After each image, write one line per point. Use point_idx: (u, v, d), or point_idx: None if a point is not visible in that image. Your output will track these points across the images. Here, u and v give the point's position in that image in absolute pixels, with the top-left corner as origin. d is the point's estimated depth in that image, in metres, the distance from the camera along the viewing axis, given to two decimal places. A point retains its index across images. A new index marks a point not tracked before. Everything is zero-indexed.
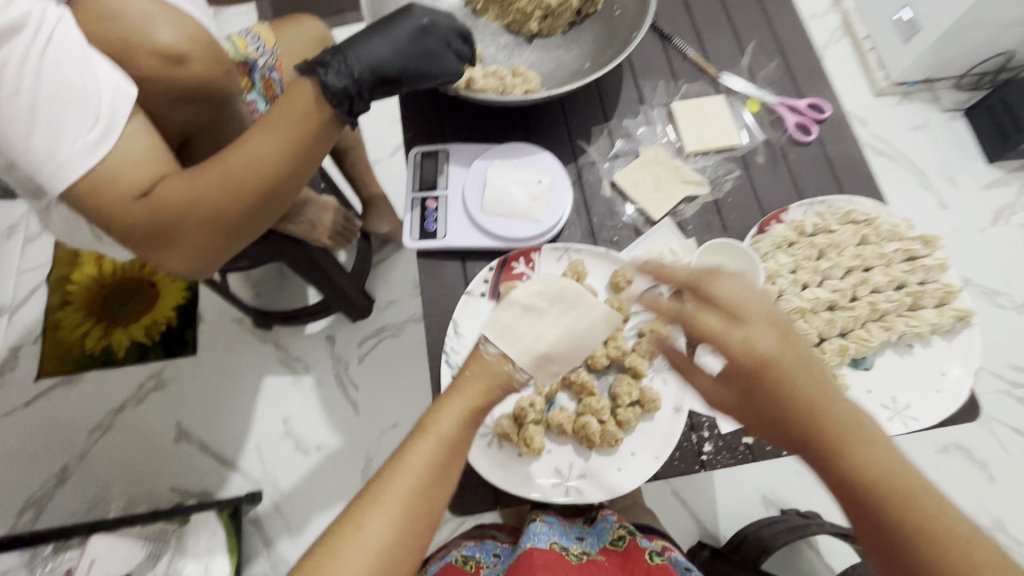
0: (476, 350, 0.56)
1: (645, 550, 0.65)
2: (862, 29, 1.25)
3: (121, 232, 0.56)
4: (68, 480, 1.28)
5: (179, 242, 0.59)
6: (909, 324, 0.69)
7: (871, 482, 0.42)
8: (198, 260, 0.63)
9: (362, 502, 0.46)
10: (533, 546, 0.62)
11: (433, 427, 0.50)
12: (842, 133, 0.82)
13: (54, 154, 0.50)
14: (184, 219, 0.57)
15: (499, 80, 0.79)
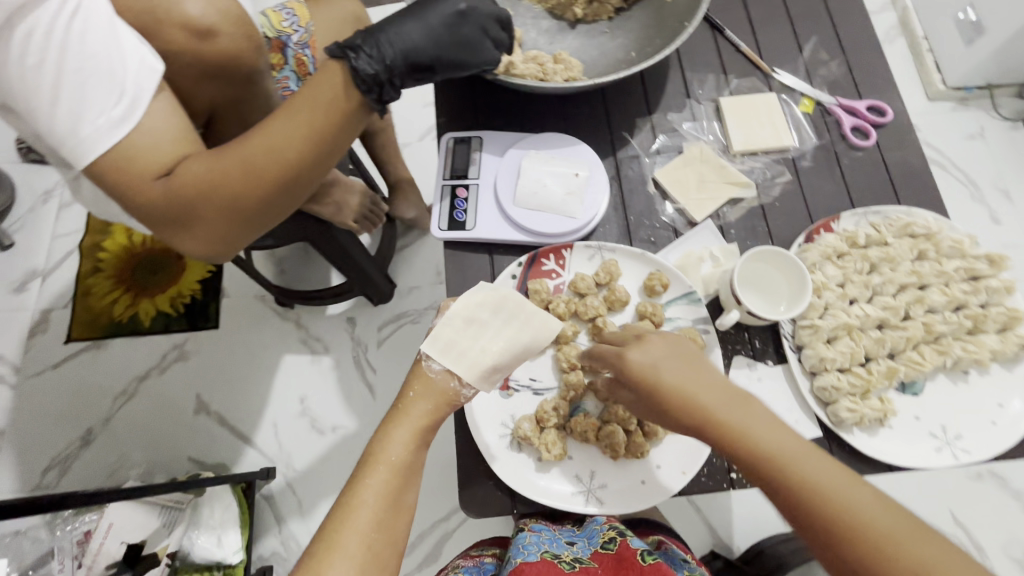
0: (417, 364, 0.56)
1: (638, 551, 0.57)
2: (920, 28, 1.18)
3: (139, 211, 0.55)
4: (93, 442, 1.31)
5: (196, 226, 0.57)
6: (966, 349, 0.65)
7: (756, 450, 0.45)
8: (216, 247, 0.61)
9: (318, 551, 0.46)
10: (522, 560, 0.55)
11: (382, 455, 0.51)
12: (902, 139, 0.77)
13: (77, 129, 0.49)
14: (202, 203, 0.55)
15: (539, 66, 0.75)
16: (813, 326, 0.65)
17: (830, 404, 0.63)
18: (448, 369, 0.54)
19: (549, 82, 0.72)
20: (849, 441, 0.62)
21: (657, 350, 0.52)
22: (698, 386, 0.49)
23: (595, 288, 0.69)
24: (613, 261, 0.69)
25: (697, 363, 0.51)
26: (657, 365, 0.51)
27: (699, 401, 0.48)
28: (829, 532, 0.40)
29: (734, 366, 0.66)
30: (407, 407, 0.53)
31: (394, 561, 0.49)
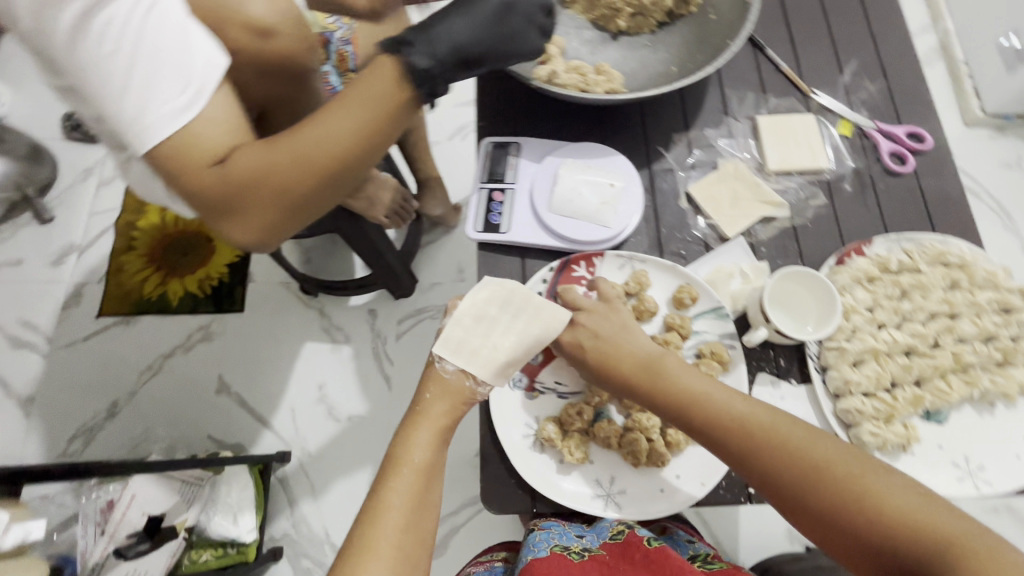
0: (430, 367, 0.58)
1: (643, 538, 0.63)
2: (961, 53, 1.17)
3: (192, 195, 0.57)
4: (118, 415, 1.35)
5: (243, 211, 0.59)
6: (995, 381, 0.65)
7: (682, 395, 0.55)
8: (260, 235, 0.62)
9: (352, 556, 0.48)
10: (533, 557, 0.60)
11: (405, 458, 0.53)
12: (940, 167, 0.77)
13: (146, 115, 0.52)
14: (251, 189, 0.57)
15: (581, 76, 0.76)
16: (840, 348, 0.65)
17: (853, 426, 0.64)
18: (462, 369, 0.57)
19: (591, 94, 0.73)
20: None
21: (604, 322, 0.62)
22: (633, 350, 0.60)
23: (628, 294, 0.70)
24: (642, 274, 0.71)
25: (631, 331, 0.61)
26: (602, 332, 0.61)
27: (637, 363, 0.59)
28: (745, 451, 0.52)
29: (757, 383, 0.67)
30: (426, 408, 0.55)
31: (423, 559, 0.51)
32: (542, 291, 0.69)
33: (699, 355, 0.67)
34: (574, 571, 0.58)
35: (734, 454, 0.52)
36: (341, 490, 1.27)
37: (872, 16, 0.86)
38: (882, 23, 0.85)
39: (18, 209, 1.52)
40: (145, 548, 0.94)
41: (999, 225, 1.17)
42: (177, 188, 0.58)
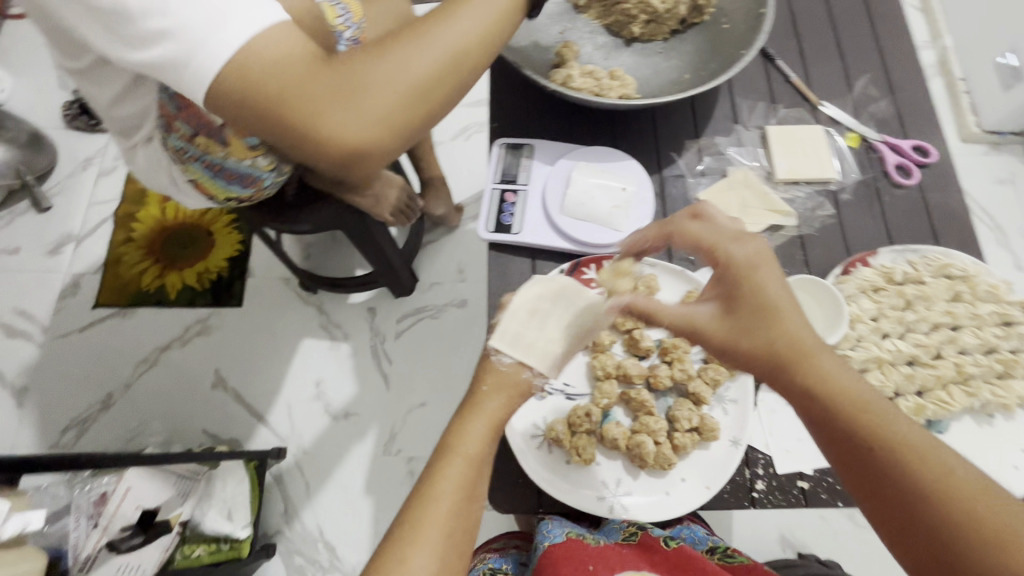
0: (486, 359, 0.58)
1: (660, 537, 0.61)
2: (959, 70, 1.20)
3: (280, 96, 0.48)
4: (111, 407, 1.34)
5: (342, 110, 0.51)
6: (995, 393, 0.66)
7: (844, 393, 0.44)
8: (351, 147, 0.53)
9: (400, 539, 0.48)
10: (551, 542, 0.60)
11: (460, 447, 0.53)
12: (944, 181, 0.78)
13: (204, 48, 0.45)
14: (371, 81, 0.51)
15: (595, 81, 0.77)
16: (845, 356, 0.66)
17: None
18: (519, 359, 0.57)
19: (606, 98, 0.74)
20: None
21: (770, 283, 0.48)
22: (796, 326, 0.47)
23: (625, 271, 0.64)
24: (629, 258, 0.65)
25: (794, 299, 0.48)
26: (761, 297, 0.48)
27: (801, 346, 0.46)
28: (898, 467, 0.41)
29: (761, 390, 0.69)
30: (482, 400, 0.55)
31: (468, 551, 0.50)
32: None
33: (707, 361, 0.69)
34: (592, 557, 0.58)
35: (875, 466, 0.42)
36: (336, 488, 1.27)
37: (879, 32, 0.87)
38: (889, 38, 0.87)
39: (15, 197, 1.51)
40: (139, 541, 0.94)
41: (993, 241, 1.20)
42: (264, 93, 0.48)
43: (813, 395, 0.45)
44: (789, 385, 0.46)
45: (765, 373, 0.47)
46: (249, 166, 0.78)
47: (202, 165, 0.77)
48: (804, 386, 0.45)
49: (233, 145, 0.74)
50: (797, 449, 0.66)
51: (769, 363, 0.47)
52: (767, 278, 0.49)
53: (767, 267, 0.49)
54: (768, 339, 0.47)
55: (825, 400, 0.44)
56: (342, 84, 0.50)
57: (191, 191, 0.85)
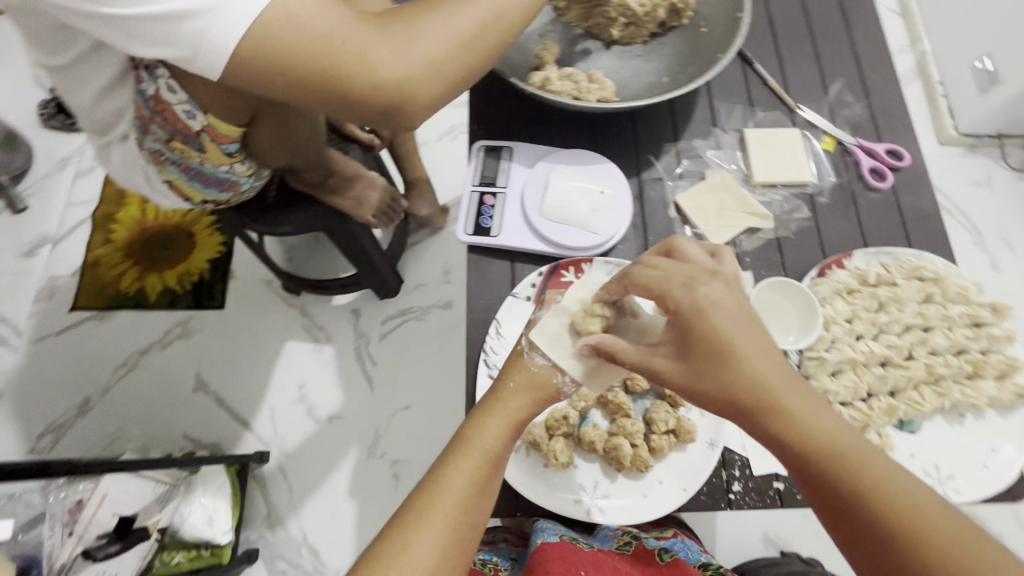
0: (518, 358, 0.57)
1: (655, 551, 0.61)
2: (936, 74, 1.23)
3: (330, 39, 0.48)
4: (89, 411, 1.31)
5: (391, 52, 0.49)
6: (965, 393, 0.67)
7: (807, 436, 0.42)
8: (405, 97, 0.51)
9: (406, 524, 0.48)
10: (544, 541, 0.59)
11: (476, 442, 0.52)
12: (917, 184, 0.80)
13: (219, 9, 0.45)
14: (417, 29, 0.50)
15: (574, 84, 0.77)
16: (819, 358, 0.67)
17: None
18: (553, 363, 0.55)
19: (585, 101, 0.74)
20: None
21: (724, 324, 0.44)
22: (760, 366, 0.44)
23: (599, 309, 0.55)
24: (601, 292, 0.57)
25: (756, 336, 0.45)
26: (720, 340, 0.44)
27: (765, 390, 0.43)
28: (864, 511, 0.40)
29: None
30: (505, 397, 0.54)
31: (472, 546, 0.50)
32: (530, 296, 0.71)
33: None
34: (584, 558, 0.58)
35: (842, 511, 0.41)
36: (319, 492, 1.26)
37: (855, 37, 0.88)
38: (865, 42, 0.88)
39: None
40: (116, 549, 0.93)
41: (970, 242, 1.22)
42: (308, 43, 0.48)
43: (776, 436, 0.43)
44: (757, 429, 0.44)
45: (731, 418, 0.45)
46: (226, 173, 0.77)
47: (178, 168, 0.75)
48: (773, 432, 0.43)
49: (210, 150, 0.72)
50: None
51: (729, 407, 0.44)
52: (720, 318, 0.45)
53: (720, 306, 0.45)
54: (730, 385, 0.44)
55: (796, 444, 0.42)
56: (390, 29, 0.50)
57: (168, 192, 0.83)
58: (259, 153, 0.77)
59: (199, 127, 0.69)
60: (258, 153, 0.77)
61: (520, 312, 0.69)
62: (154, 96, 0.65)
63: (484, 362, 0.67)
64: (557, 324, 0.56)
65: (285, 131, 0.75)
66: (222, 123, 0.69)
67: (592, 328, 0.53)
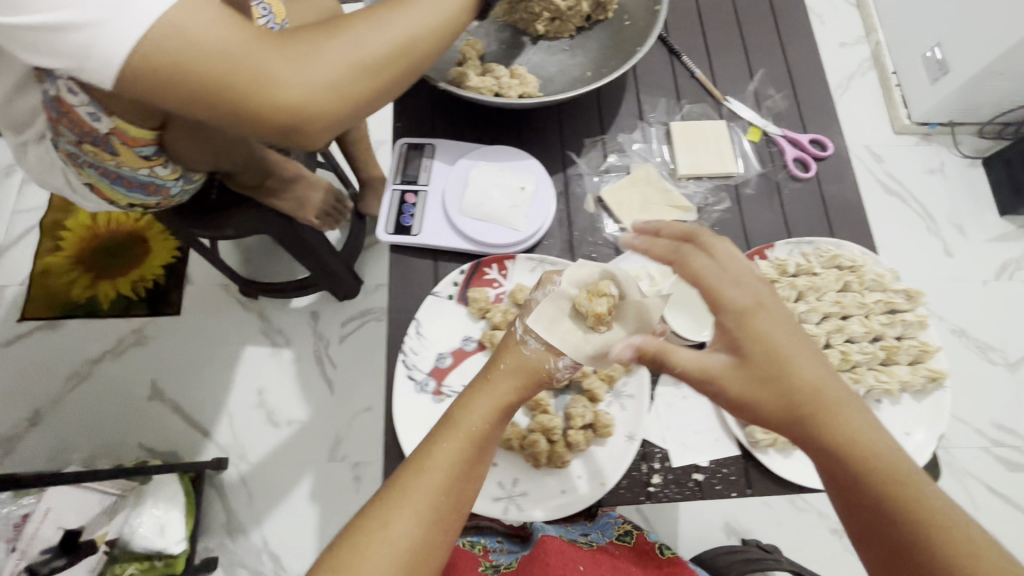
0: (510, 340, 0.54)
1: (655, 546, 0.66)
2: (891, 64, 1.47)
3: (224, 57, 0.44)
4: (40, 423, 1.29)
5: (290, 71, 0.47)
6: (878, 379, 0.68)
7: (865, 448, 0.43)
8: (299, 117, 0.49)
9: (387, 501, 0.46)
10: (545, 534, 0.61)
11: (463, 421, 0.50)
12: (841, 173, 0.80)
13: (105, 20, 0.42)
14: (319, 50, 0.48)
15: (495, 80, 0.76)
16: None
17: (747, 424, 0.66)
18: (546, 346, 0.54)
19: (503, 98, 0.74)
20: (763, 460, 0.65)
21: (773, 329, 0.47)
22: (811, 373, 0.45)
23: (602, 294, 0.57)
24: (600, 271, 0.59)
25: (805, 344, 0.47)
26: (770, 346, 0.46)
27: (820, 396, 0.45)
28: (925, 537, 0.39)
29: (660, 384, 0.70)
30: (494, 377, 0.52)
31: (456, 528, 0.48)
32: (453, 295, 0.70)
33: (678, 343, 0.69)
34: (585, 556, 0.60)
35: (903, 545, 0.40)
36: (281, 498, 1.24)
37: (781, 26, 0.89)
38: (792, 33, 0.88)
39: None
40: (62, 564, 0.96)
41: (925, 228, 1.42)
42: (200, 63, 0.44)
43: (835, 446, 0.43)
44: (814, 440, 0.44)
45: (785, 424, 0.45)
46: (146, 175, 0.72)
47: (96, 171, 0.72)
48: (829, 442, 0.44)
49: (123, 154, 0.69)
50: (692, 441, 0.67)
51: (787, 414, 0.45)
52: (766, 323, 0.47)
53: (765, 310, 0.48)
54: (782, 390, 0.45)
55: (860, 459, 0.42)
56: (291, 47, 0.47)
57: (90, 195, 0.81)
58: (182, 157, 0.72)
59: (106, 130, 0.64)
60: (180, 158, 0.72)
61: (440, 311, 0.69)
62: (57, 97, 0.61)
63: (404, 362, 0.67)
64: (556, 307, 0.56)
65: (207, 137, 0.70)
66: (131, 128, 0.64)
67: (599, 309, 0.55)
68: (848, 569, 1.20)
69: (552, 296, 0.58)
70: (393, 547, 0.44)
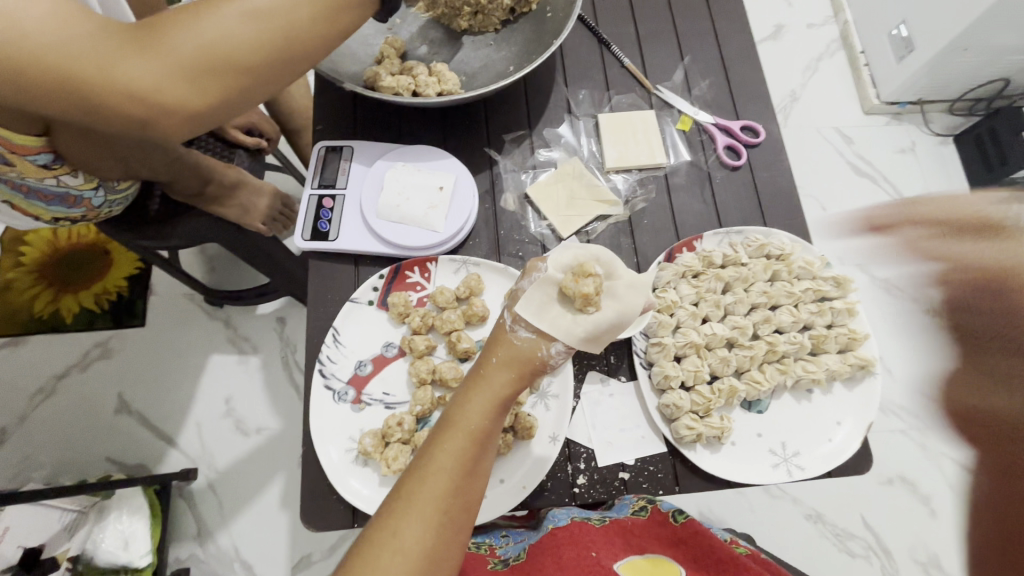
0: (501, 332, 0.54)
1: (667, 513, 0.61)
2: (859, 43, 1.49)
3: (58, 49, 0.44)
4: (7, 441, 1.28)
5: (136, 65, 0.46)
6: (806, 369, 0.67)
7: None
8: (154, 111, 0.49)
9: (392, 511, 0.46)
10: (555, 526, 0.61)
11: (460, 423, 0.49)
12: (774, 160, 0.79)
13: None
14: (187, 58, 0.47)
15: (411, 78, 0.74)
16: (661, 343, 0.67)
17: (673, 420, 0.64)
18: (538, 332, 0.53)
19: (419, 97, 0.72)
20: (691, 457, 0.64)
21: None
22: None
23: (589, 273, 0.54)
24: (581, 252, 0.56)
25: None
26: None
27: None
28: None
29: (586, 382, 0.68)
30: (489, 373, 0.51)
31: (467, 526, 0.48)
32: (373, 300, 0.69)
33: (649, 347, 0.67)
34: (598, 535, 0.59)
35: None
36: (251, 506, 1.23)
37: (719, 9, 0.86)
38: (728, 17, 0.86)
39: None
40: None
41: (896, 209, 1.41)
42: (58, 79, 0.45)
43: None
44: None
45: None
46: (54, 185, 0.72)
47: (7, 186, 0.72)
48: None
49: (18, 164, 0.67)
50: (618, 438, 0.65)
51: None
52: None
53: None
54: None
55: None
56: (140, 39, 0.46)
57: (14, 213, 0.79)
58: (85, 163, 0.70)
59: None
60: (85, 164, 0.71)
61: (359, 317, 0.68)
62: None
63: (320, 371, 0.65)
64: (542, 293, 0.54)
65: (102, 140, 0.68)
66: (10, 134, 0.62)
67: (587, 290, 0.52)
68: (824, 555, 1.19)
69: (538, 283, 0.55)
70: (404, 556, 0.44)
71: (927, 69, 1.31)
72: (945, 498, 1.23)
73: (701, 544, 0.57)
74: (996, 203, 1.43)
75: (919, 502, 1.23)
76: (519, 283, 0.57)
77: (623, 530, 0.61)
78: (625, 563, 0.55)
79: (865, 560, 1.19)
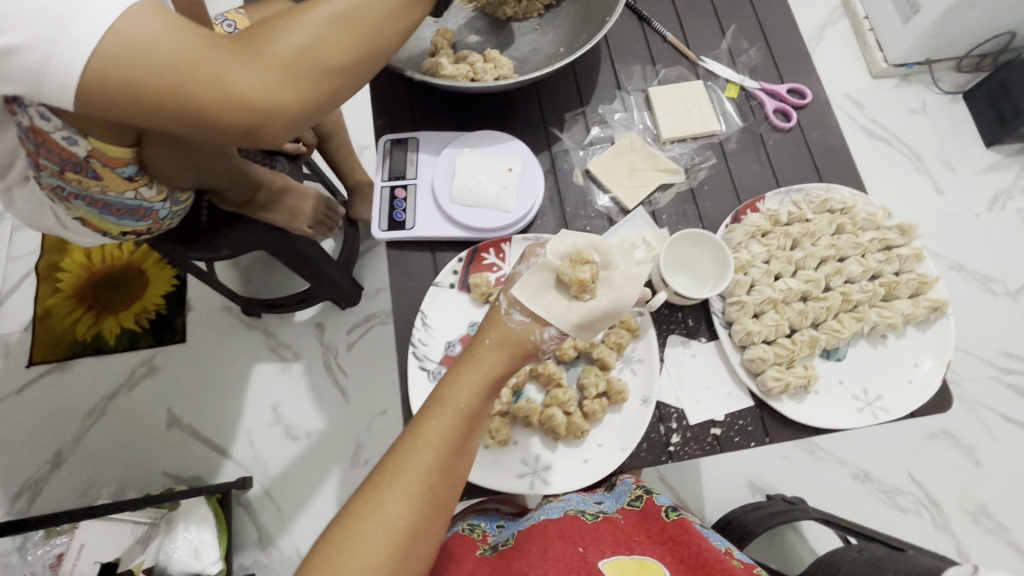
0: (495, 315, 0.54)
1: (662, 507, 0.61)
2: (861, 9, 1.44)
3: (175, 63, 0.46)
4: (64, 464, 1.29)
5: (241, 73, 0.48)
6: (882, 315, 0.69)
7: None
8: (257, 117, 0.50)
9: (378, 482, 0.48)
10: (547, 518, 0.59)
11: (451, 400, 0.50)
12: (823, 119, 0.81)
13: (65, 27, 0.43)
14: (282, 57, 0.48)
15: (470, 66, 0.77)
16: (740, 302, 0.69)
17: (758, 373, 0.67)
18: (531, 317, 0.53)
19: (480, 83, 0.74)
20: (779, 409, 0.66)
21: None
22: None
23: (586, 261, 0.55)
24: (580, 241, 0.57)
25: None
26: None
27: None
28: None
29: (669, 345, 0.70)
30: (481, 353, 0.52)
31: (453, 501, 0.50)
32: (454, 283, 0.71)
33: (728, 309, 0.70)
34: (586, 531, 0.57)
35: None
36: (309, 509, 1.26)
37: None
38: None
39: None
40: None
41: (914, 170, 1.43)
42: (162, 86, 0.46)
43: None
44: None
45: None
46: (132, 199, 0.74)
47: (83, 202, 0.73)
48: None
49: (106, 177, 0.70)
50: (706, 397, 0.68)
51: None
52: None
53: None
54: None
55: None
56: (239, 46, 0.48)
57: (83, 230, 0.81)
58: (164, 175, 0.74)
59: (85, 152, 0.66)
60: (164, 176, 0.74)
61: (443, 300, 0.70)
62: (31, 126, 0.63)
63: (414, 353, 0.68)
64: (540, 278, 0.55)
65: (185, 146, 0.71)
66: (110, 146, 0.66)
67: (583, 276, 0.53)
68: (875, 512, 1.22)
69: (536, 268, 0.56)
70: (387, 528, 0.46)
71: (933, 29, 1.31)
72: (988, 448, 1.25)
73: (689, 544, 0.55)
74: (1010, 155, 1.46)
75: (963, 454, 1.25)
76: (518, 268, 0.58)
77: (614, 528, 0.58)
78: (612, 561, 0.53)
79: (915, 514, 1.22)
